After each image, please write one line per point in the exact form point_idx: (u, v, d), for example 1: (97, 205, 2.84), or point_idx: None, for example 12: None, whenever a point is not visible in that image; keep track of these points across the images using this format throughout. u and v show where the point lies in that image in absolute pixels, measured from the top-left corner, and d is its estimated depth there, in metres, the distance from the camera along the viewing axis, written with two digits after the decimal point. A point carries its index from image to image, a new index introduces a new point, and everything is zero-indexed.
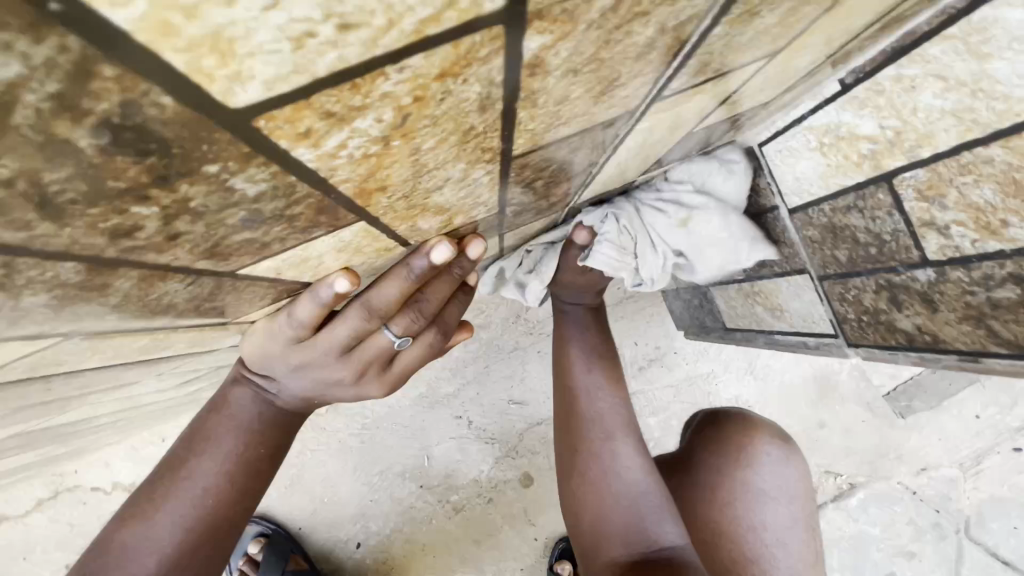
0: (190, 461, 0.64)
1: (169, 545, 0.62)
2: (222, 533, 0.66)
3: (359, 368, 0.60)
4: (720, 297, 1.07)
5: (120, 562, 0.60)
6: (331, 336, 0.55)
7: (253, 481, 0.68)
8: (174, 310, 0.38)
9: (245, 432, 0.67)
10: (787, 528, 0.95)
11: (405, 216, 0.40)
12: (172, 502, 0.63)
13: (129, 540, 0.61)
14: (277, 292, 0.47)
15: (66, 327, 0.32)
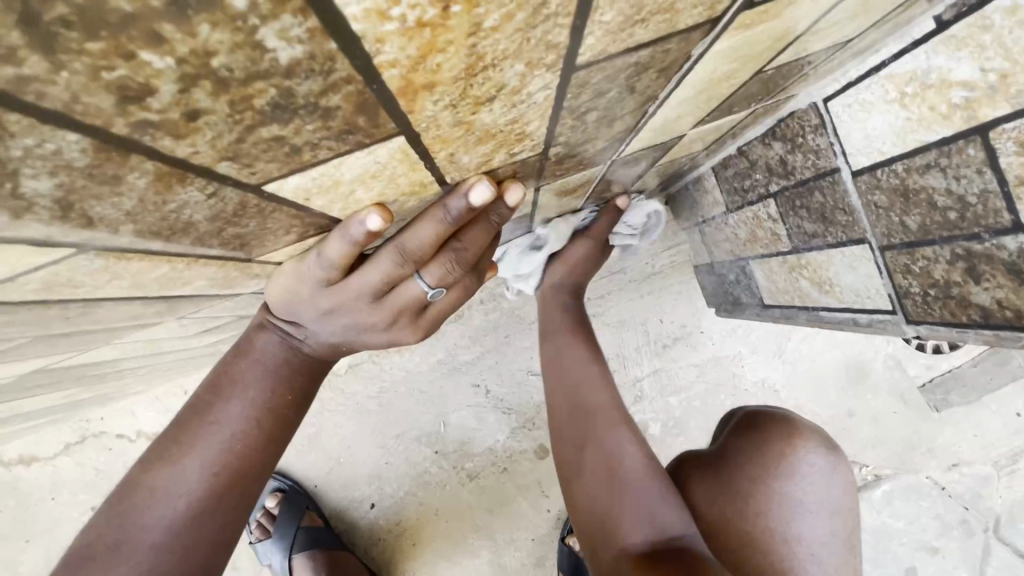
0: (217, 406, 0.63)
1: (196, 490, 0.61)
2: (248, 479, 0.66)
3: (390, 316, 0.58)
4: (760, 270, 1.02)
5: (148, 500, 0.60)
6: (362, 278, 0.52)
7: (278, 433, 0.68)
8: (194, 232, 0.35)
9: (274, 378, 0.66)
10: (823, 544, 0.92)
11: (449, 141, 0.36)
12: (201, 446, 0.62)
13: (157, 482, 0.61)
14: (304, 223, 0.44)
15: (78, 236, 0.29)
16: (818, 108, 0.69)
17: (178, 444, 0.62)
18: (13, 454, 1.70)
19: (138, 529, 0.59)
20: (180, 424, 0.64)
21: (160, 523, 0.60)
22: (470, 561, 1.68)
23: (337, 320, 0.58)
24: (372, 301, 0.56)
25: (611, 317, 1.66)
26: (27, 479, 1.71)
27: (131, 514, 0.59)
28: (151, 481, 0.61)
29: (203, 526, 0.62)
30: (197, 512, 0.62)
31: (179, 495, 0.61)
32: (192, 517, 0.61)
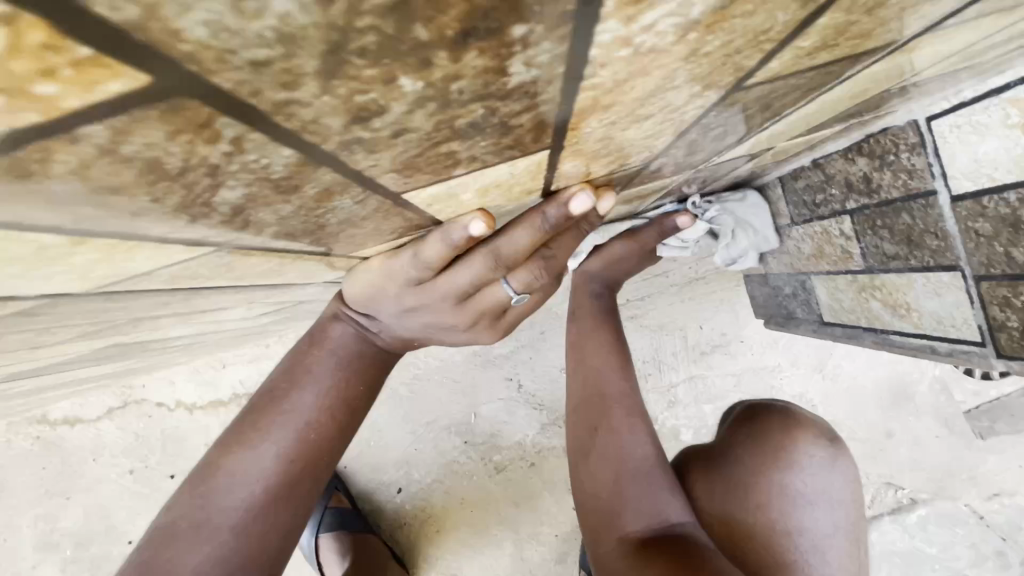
0: (292, 393, 0.64)
1: (271, 474, 0.62)
2: (320, 466, 0.66)
3: (471, 315, 0.58)
4: (823, 287, 0.99)
5: (226, 483, 0.61)
6: (450, 279, 0.52)
7: (348, 421, 0.69)
8: (319, 232, 0.35)
9: (343, 364, 0.67)
10: (828, 536, 0.89)
11: (583, 154, 0.35)
12: (276, 431, 0.63)
13: (235, 466, 0.62)
14: (410, 225, 0.43)
15: (225, 237, 0.28)
16: (918, 126, 0.66)
17: (253, 428, 0.63)
18: (59, 414, 1.76)
19: (212, 513, 0.60)
20: (252, 409, 0.65)
21: (233, 507, 0.60)
22: (493, 551, 1.70)
23: (416, 316, 0.59)
24: (455, 301, 0.56)
25: (650, 320, 1.66)
26: (71, 439, 1.77)
27: (207, 498, 0.60)
28: (227, 466, 0.62)
29: (278, 508, 0.62)
30: (267, 500, 0.62)
31: (251, 480, 0.61)
32: (262, 503, 0.61)
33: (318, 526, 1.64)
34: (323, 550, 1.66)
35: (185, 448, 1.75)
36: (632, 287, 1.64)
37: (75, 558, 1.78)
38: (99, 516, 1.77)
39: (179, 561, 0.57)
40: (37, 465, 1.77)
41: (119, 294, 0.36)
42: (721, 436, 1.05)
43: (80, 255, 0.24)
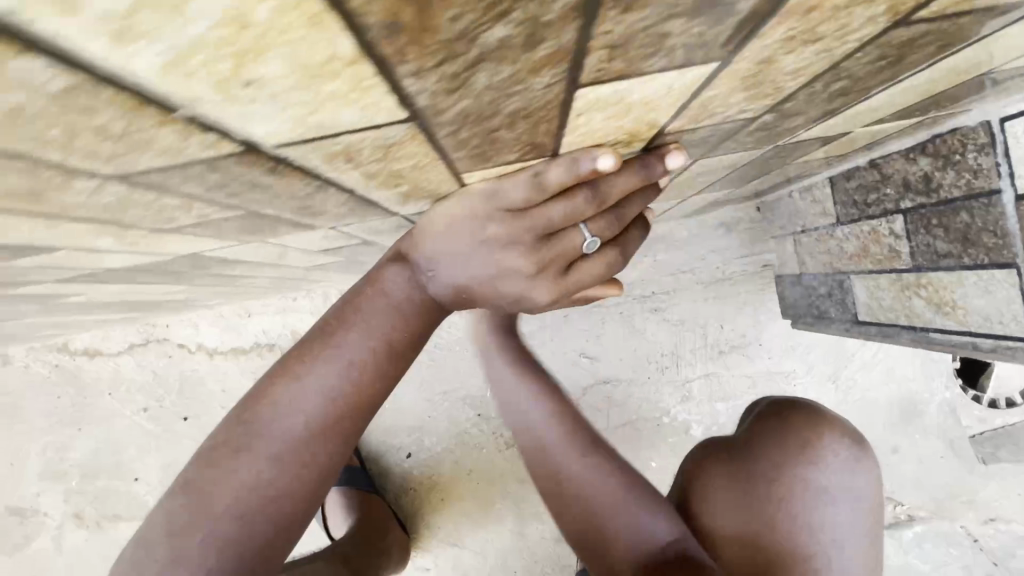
0: (338, 333, 0.65)
1: (314, 407, 0.64)
2: (357, 413, 0.67)
3: (544, 260, 0.60)
4: (861, 287, 1.02)
5: (271, 414, 0.64)
6: (545, 213, 0.55)
7: (392, 367, 0.68)
8: (481, 127, 0.38)
9: (397, 314, 0.66)
10: (846, 531, 0.94)
11: (731, 81, 0.38)
12: (319, 369, 0.65)
13: (279, 399, 0.64)
14: (540, 145, 0.46)
15: (429, 104, 0.31)
16: (989, 127, 0.70)
17: (300, 363, 0.65)
18: (80, 345, 1.77)
19: (257, 440, 0.63)
20: (298, 349, 0.67)
21: (278, 435, 0.64)
22: (495, 524, 1.72)
23: (496, 258, 0.60)
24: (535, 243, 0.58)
25: (673, 315, 1.69)
26: (89, 370, 1.78)
27: (253, 425, 0.64)
28: (273, 398, 0.64)
29: (318, 443, 0.65)
30: (309, 434, 0.64)
31: (296, 412, 0.64)
32: (306, 434, 0.64)
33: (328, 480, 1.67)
34: (329, 505, 1.67)
35: (203, 391, 1.77)
36: (658, 280, 1.67)
37: (80, 490, 1.80)
38: (109, 449, 1.79)
39: (236, 482, 0.63)
40: (52, 393, 1.79)
41: (285, 165, 0.38)
42: (743, 432, 1.09)
43: (330, 85, 0.26)
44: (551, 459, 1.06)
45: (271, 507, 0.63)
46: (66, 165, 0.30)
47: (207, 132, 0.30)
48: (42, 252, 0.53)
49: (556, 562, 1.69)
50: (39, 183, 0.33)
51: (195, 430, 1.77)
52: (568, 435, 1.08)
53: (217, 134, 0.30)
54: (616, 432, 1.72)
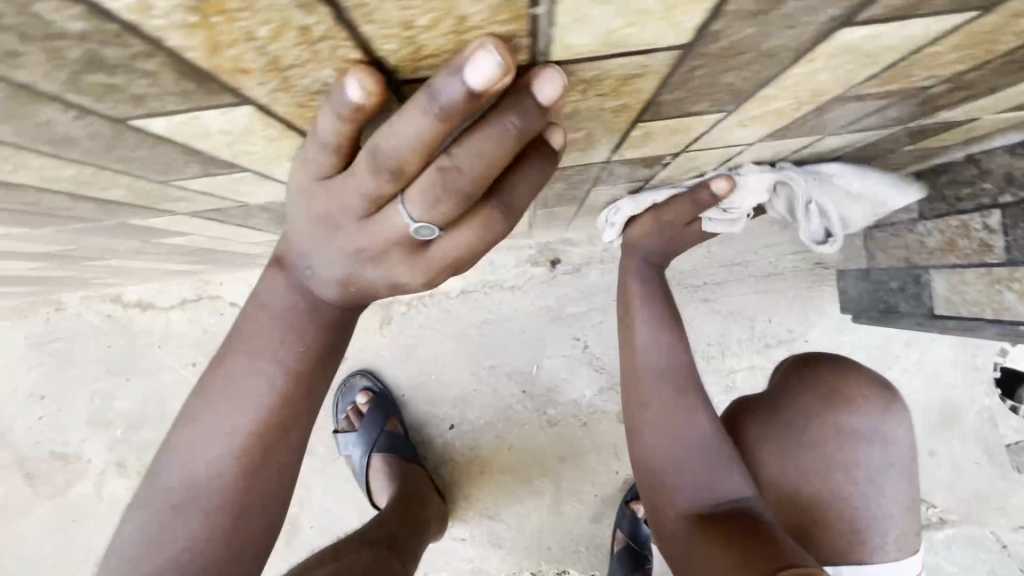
0: (230, 358, 0.57)
1: (225, 442, 0.56)
2: (279, 436, 0.58)
3: (382, 250, 0.48)
4: (942, 281, 1.04)
5: (186, 457, 0.57)
6: (350, 187, 0.43)
7: (296, 388, 0.58)
8: (725, 63, 0.40)
9: (288, 329, 0.56)
10: (877, 470, 1.00)
11: (961, 36, 0.40)
12: (216, 400, 0.57)
13: (187, 438, 0.57)
14: (740, 95, 0.48)
15: (720, 28, 0.34)
16: None
17: (200, 398, 0.58)
18: (134, 297, 1.79)
19: (161, 488, 0.58)
20: (203, 380, 0.59)
21: (186, 479, 0.57)
22: (532, 500, 1.76)
23: (334, 240, 0.48)
24: (361, 217, 0.46)
25: (723, 306, 1.71)
26: (141, 322, 1.81)
27: (159, 472, 0.58)
28: (179, 436, 0.58)
29: (243, 478, 0.57)
30: (219, 476, 0.57)
31: (196, 453, 0.57)
32: (211, 476, 0.57)
33: (372, 446, 1.68)
34: (373, 471, 1.69)
35: None
36: (712, 271, 1.69)
37: (124, 439, 1.82)
38: (155, 400, 1.82)
39: (144, 535, 0.57)
40: (104, 342, 1.81)
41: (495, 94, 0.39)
42: (774, 388, 1.12)
43: None
44: (642, 384, 1.01)
45: (227, 542, 0.57)
46: (386, 62, 0.33)
47: (529, 38, 0.32)
48: (228, 172, 0.55)
49: (590, 541, 1.74)
50: (341, 81, 0.35)
51: None
52: (683, 367, 1.02)
53: (531, 41, 0.32)
54: None
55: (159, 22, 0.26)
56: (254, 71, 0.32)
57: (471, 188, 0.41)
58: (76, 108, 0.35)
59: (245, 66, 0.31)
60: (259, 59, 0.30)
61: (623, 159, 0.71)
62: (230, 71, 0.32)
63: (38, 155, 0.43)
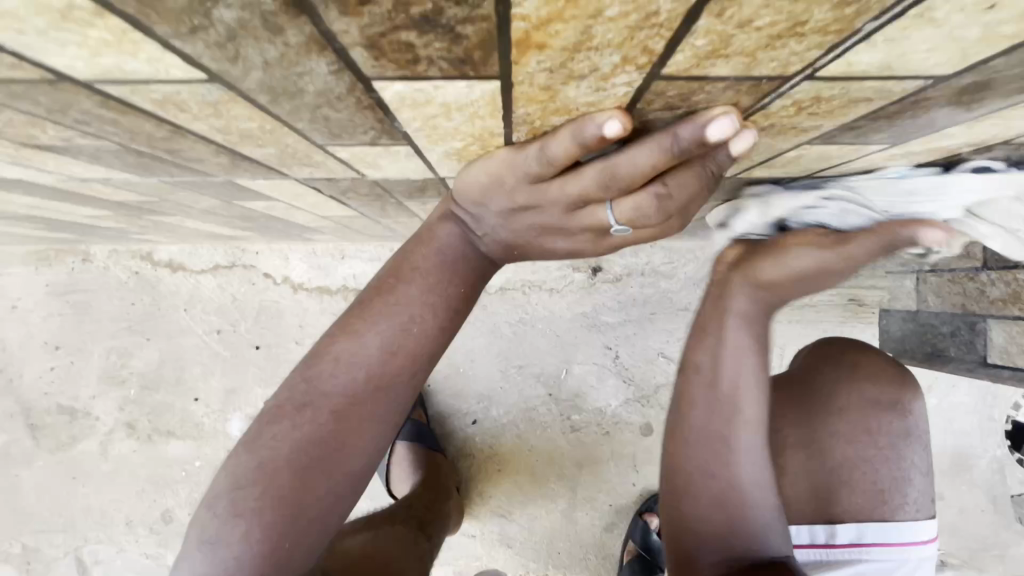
0: (398, 288, 0.67)
1: (375, 360, 0.66)
2: (420, 362, 0.68)
3: (574, 228, 0.57)
4: (999, 331, 1.07)
5: (334, 368, 0.66)
6: (561, 191, 0.51)
7: (447, 321, 0.70)
8: (952, 98, 0.41)
9: (449, 269, 0.68)
10: (903, 438, 0.97)
11: None
12: (381, 323, 0.66)
13: (340, 353, 0.66)
14: (924, 129, 0.49)
15: (991, 67, 0.35)
16: None
17: (362, 320, 0.66)
18: (164, 256, 1.76)
19: (320, 395, 0.65)
20: (363, 302, 0.68)
21: (344, 387, 0.65)
22: (546, 503, 1.75)
23: (520, 220, 0.58)
24: (565, 209, 0.54)
25: None
26: (168, 283, 1.76)
27: (315, 381, 0.65)
28: (336, 352, 0.66)
29: (380, 394, 0.66)
30: (380, 387, 0.66)
31: (358, 367, 0.66)
32: (369, 386, 0.66)
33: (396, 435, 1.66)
34: (395, 459, 1.67)
35: (279, 324, 1.74)
36: None
37: (137, 400, 1.78)
38: (172, 363, 1.77)
39: (304, 433, 0.63)
40: (127, 299, 1.77)
41: (728, 106, 0.40)
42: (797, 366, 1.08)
43: (1007, 28, 0.29)
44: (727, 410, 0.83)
45: (351, 447, 0.65)
46: (675, 54, 0.33)
47: (823, 52, 0.32)
48: (392, 143, 0.54)
49: (600, 550, 1.74)
50: (610, 70, 0.35)
51: (264, 360, 1.75)
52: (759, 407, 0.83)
53: (822, 55, 0.33)
54: None
55: None
56: (552, 46, 0.31)
57: (666, 206, 0.49)
58: (343, 64, 0.34)
59: (551, 41, 0.31)
60: (571, 36, 0.30)
61: (747, 177, 0.72)
62: (531, 45, 0.31)
63: (247, 104, 0.42)
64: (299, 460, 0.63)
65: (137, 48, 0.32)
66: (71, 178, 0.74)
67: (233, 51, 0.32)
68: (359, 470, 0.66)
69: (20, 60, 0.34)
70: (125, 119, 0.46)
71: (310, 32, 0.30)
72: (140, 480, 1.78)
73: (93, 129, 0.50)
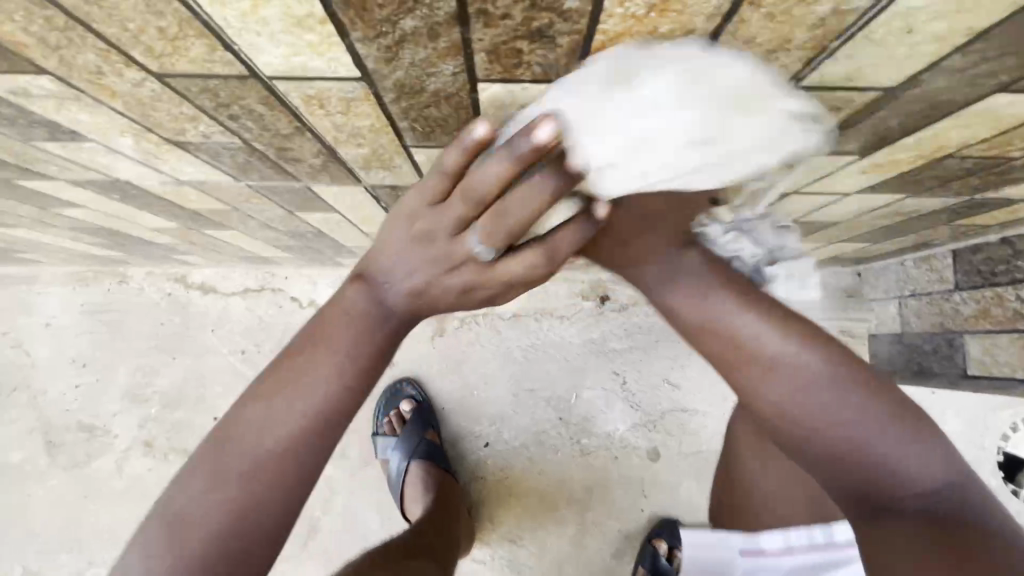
0: (309, 349, 0.62)
1: (287, 426, 0.61)
2: (335, 425, 0.63)
3: (452, 260, 0.58)
4: (976, 344, 1.20)
5: (243, 434, 0.60)
6: (444, 215, 0.55)
7: (360, 380, 0.64)
8: (902, 109, 0.55)
9: (364, 326, 0.63)
10: None
11: None
12: (291, 388, 0.61)
13: (251, 417, 0.61)
14: (888, 138, 0.63)
15: (923, 81, 0.49)
16: None
17: (275, 381, 0.62)
18: (197, 279, 1.85)
19: (229, 460, 0.59)
20: (277, 362, 0.64)
21: (253, 454, 0.59)
22: (556, 528, 1.78)
23: (408, 259, 0.60)
24: (449, 235, 0.56)
25: None
26: (198, 305, 1.86)
27: (223, 451, 0.60)
28: (240, 427, 0.61)
29: (290, 459, 0.60)
30: (286, 452, 0.60)
31: (267, 433, 0.60)
32: (279, 453, 0.60)
33: (410, 454, 1.71)
34: (407, 480, 1.72)
35: None
36: None
37: (156, 418, 1.83)
38: (195, 382, 1.84)
39: (208, 507, 0.58)
40: (157, 319, 1.85)
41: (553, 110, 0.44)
42: None
43: (929, 47, 0.43)
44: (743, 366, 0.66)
45: (261, 516, 0.59)
46: None
47: (802, 66, 0.47)
48: None
49: None
50: None
51: None
52: (788, 331, 0.66)
53: (803, 69, 0.47)
54: (688, 460, 1.78)
55: (617, 11, 0.40)
56: None
57: (520, 222, 0.51)
58: (465, 68, 0.48)
59: None
60: (633, 47, 0.44)
61: None
62: None
63: (374, 102, 0.56)
64: (206, 535, 0.57)
65: (330, 49, 0.45)
66: (174, 182, 0.87)
67: (395, 53, 0.46)
68: (274, 538, 0.60)
69: (235, 58, 0.47)
70: (272, 115, 0.60)
71: (455, 40, 0.44)
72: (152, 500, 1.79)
73: (235, 125, 0.63)
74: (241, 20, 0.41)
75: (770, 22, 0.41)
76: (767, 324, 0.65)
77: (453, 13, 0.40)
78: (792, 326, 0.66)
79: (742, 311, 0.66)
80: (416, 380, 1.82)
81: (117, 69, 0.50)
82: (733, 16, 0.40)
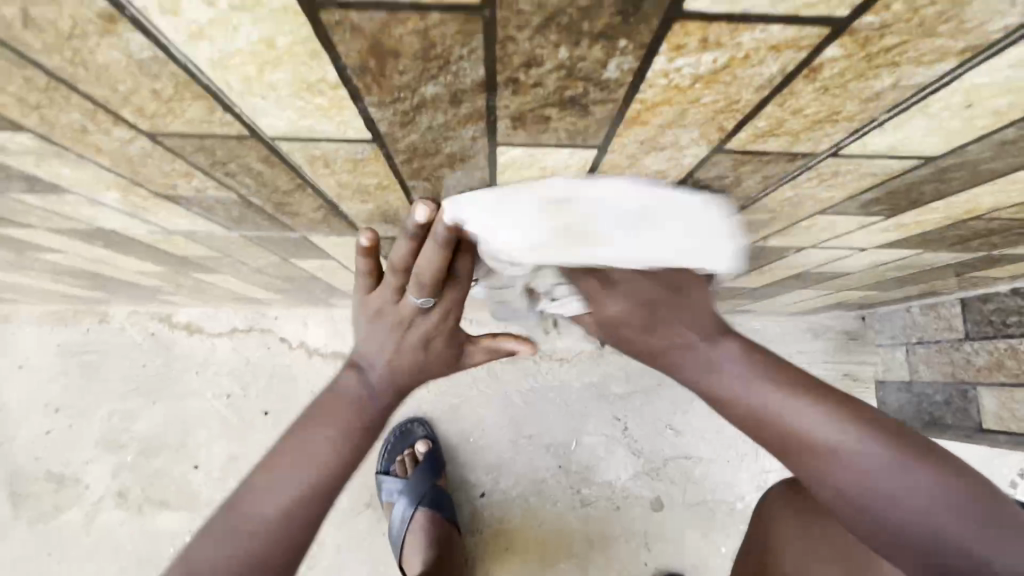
0: (293, 444, 0.63)
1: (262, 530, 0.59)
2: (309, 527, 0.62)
3: (400, 320, 0.64)
4: (989, 397, 1.17)
5: (220, 539, 0.58)
6: (382, 291, 0.63)
7: (338, 477, 0.63)
8: (940, 175, 0.53)
9: (349, 423, 0.65)
10: None
11: None
12: (273, 486, 0.60)
13: (232, 524, 0.59)
14: (921, 201, 0.61)
15: (968, 151, 0.47)
16: None
17: (259, 483, 0.61)
18: (183, 318, 1.78)
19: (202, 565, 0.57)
20: (266, 459, 0.63)
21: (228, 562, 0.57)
22: None
23: (373, 328, 0.65)
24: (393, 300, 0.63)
25: None
26: (183, 346, 1.77)
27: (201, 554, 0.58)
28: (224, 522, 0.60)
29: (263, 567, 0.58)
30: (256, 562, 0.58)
31: (244, 539, 0.58)
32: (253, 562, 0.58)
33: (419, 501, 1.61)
34: (410, 528, 1.61)
35: (292, 390, 1.74)
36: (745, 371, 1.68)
37: (132, 467, 1.72)
38: (176, 428, 1.74)
39: None
40: (138, 361, 1.77)
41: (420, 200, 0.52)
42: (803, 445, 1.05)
43: (983, 120, 0.41)
44: (806, 462, 0.57)
45: None
46: (739, 132, 0.44)
47: (846, 136, 0.44)
48: None
49: None
50: (686, 142, 0.46)
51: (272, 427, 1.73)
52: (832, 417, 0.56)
53: (846, 138, 0.44)
54: (693, 510, 1.71)
55: (659, 82, 0.36)
56: (652, 123, 0.42)
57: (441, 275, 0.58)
58: (485, 133, 0.45)
59: (653, 119, 0.41)
60: (670, 115, 0.41)
61: (765, 245, 0.83)
62: (637, 122, 0.42)
63: (384, 162, 0.52)
64: None
65: (341, 113, 0.41)
66: (162, 231, 0.82)
67: (412, 118, 0.42)
68: None
69: (237, 120, 0.43)
70: (272, 172, 0.56)
71: (479, 106, 0.40)
72: (124, 557, 1.68)
73: (233, 181, 0.59)
74: (244, 85, 0.37)
75: (822, 95, 0.38)
76: (809, 411, 0.57)
77: (480, 81, 0.37)
78: (822, 397, 0.57)
79: (780, 399, 0.58)
80: (425, 420, 1.75)
81: (104, 127, 0.45)
82: (782, 89, 0.37)
